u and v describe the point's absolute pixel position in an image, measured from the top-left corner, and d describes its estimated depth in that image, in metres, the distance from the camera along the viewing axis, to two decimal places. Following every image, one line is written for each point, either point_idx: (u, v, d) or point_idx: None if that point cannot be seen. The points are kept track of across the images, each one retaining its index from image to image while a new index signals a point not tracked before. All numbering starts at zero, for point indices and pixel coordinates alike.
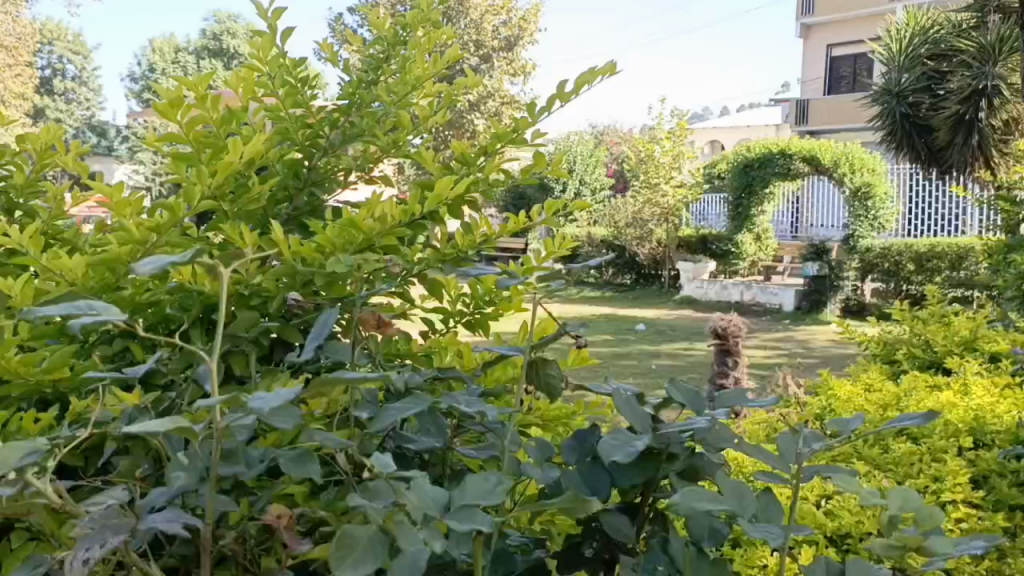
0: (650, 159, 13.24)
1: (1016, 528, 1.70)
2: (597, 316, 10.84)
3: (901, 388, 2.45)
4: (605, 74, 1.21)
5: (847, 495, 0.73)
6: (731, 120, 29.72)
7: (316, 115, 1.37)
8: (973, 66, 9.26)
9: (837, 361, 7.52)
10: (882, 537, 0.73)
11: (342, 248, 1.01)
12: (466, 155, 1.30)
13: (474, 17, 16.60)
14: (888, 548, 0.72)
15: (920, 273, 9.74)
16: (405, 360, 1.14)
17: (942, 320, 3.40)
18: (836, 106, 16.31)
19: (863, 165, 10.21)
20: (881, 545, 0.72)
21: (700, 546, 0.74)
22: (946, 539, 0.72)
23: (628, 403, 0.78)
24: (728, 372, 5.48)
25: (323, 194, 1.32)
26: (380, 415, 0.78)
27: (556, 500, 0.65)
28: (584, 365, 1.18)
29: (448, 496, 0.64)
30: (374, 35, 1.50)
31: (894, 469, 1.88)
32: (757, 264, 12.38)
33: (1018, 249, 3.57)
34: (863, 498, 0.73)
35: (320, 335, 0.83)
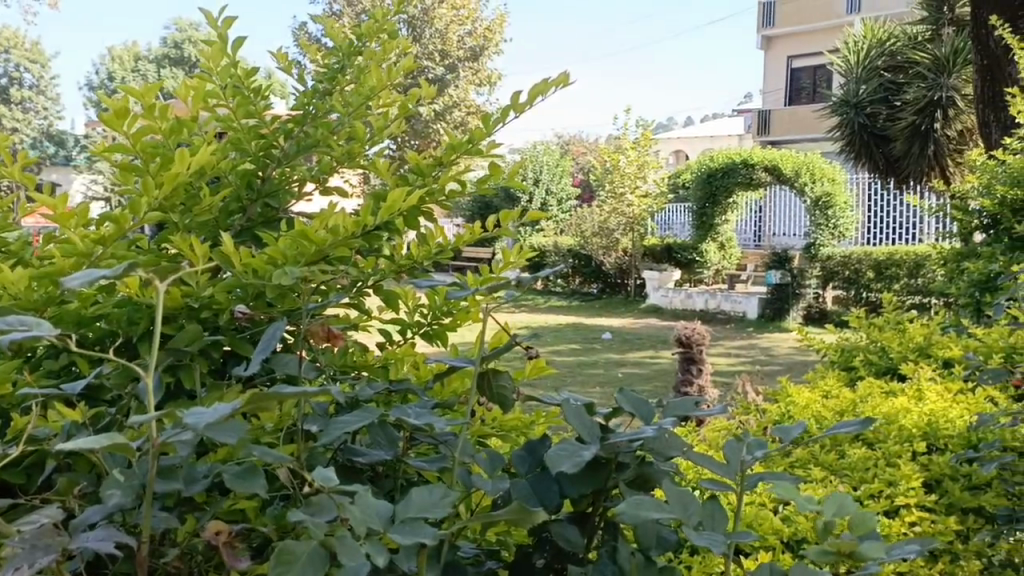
0: (615, 169, 13.19)
1: (968, 531, 1.74)
2: (563, 325, 10.84)
3: (858, 394, 2.49)
4: (557, 85, 1.22)
5: (786, 503, 0.73)
6: (695, 129, 30.05)
7: (269, 126, 1.36)
8: (929, 78, 9.89)
9: (800, 367, 7.66)
10: (820, 545, 0.74)
11: (294, 259, 1.00)
12: (421, 165, 1.30)
13: (439, 27, 16.60)
14: (822, 555, 0.73)
15: (879, 280, 9.91)
16: (360, 372, 1.13)
17: (897, 326, 3.47)
18: (796, 117, 16.57)
19: (823, 174, 10.39)
20: (815, 552, 0.73)
21: (649, 555, 0.76)
22: (882, 543, 0.73)
23: (576, 413, 0.78)
24: (692, 379, 5.53)
25: (278, 205, 1.31)
26: (328, 428, 0.78)
27: (502, 511, 0.66)
28: (543, 374, 1.17)
29: (393, 509, 0.64)
30: (330, 47, 1.52)
31: (849, 474, 1.90)
32: (722, 272, 12.60)
33: (970, 257, 3.66)
34: (798, 505, 0.74)
35: (267, 348, 0.83)
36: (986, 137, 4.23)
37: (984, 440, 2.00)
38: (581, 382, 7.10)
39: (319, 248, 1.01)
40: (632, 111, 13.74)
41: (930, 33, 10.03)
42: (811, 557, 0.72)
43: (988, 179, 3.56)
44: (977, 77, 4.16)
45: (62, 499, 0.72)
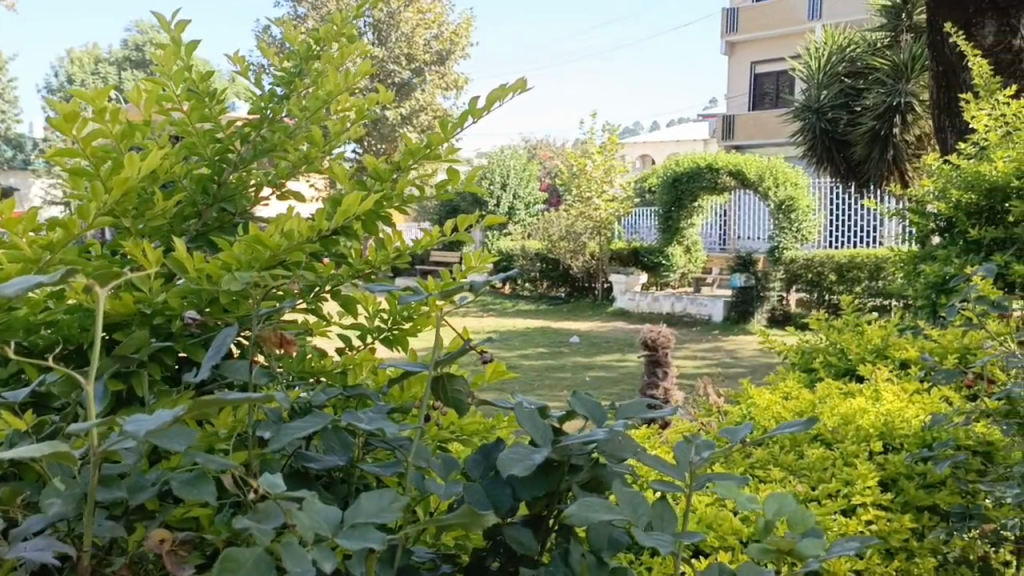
0: (582, 173, 13.32)
1: (922, 529, 1.78)
2: (532, 330, 10.83)
3: (816, 396, 2.52)
4: (515, 90, 1.23)
5: (730, 501, 0.75)
6: (660, 133, 30.30)
7: (225, 129, 1.35)
8: (888, 83, 10.06)
9: (765, 369, 7.75)
10: (762, 543, 0.76)
11: (248, 265, 0.98)
12: (379, 169, 1.29)
13: (405, 31, 16.57)
14: (764, 554, 0.74)
15: (842, 283, 10.08)
16: (319, 377, 1.13)
17: (856, 327, 3.51)
18: (758, 121, 16.77)
19: (786, 179, 10.47)
20: (758, 550, 0.74)
21: (600, 556, 0.77)
22: (820, 539, 0.75)
23: (528, 416, 0.79)
24: (658, 382, 5.56)
25: (233, 210, 1.30)
26: (279, 434, 0.78)
27: (451, 515, 0.67)
28: (502, 377, 1.17)
29: (342, 515, 0.64)
30: (287, 51, 1.52)
31: (808, 474, 1.92)
32: (687, 276, 12.70)
33: (927, 260, 3.72)
34: (741, 504, 0.76)
35: (218, 353, 0.83)
36: (942, 142, 4.31)
37: (938, 439, 2.04)
38: (549, 385, 7.09)
39: (274, 252, 0.99)
40: (599, 115, 13.81)
41: (888, 39, 10.22)
42: (753, 556, 0.74)
43: (944, 183, 3.62)
44: (933, 82, 4.24)
45: (7, 509, 0.71)
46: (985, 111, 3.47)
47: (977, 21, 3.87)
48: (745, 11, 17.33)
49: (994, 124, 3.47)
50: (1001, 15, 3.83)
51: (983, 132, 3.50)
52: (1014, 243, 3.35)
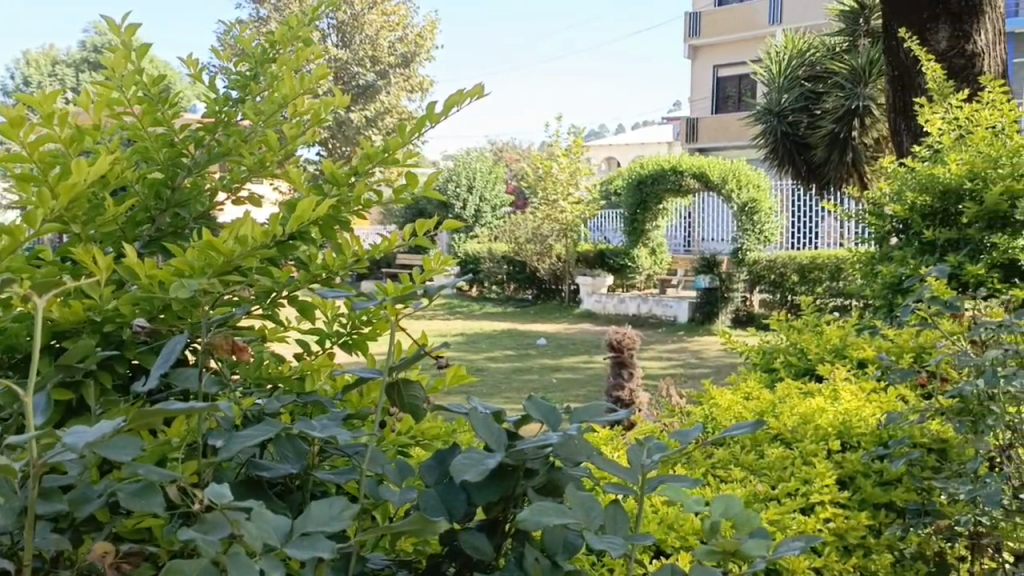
0: (548, 176, 13.35)
1: (879, 525, 1.81)
2: (499, 332, 10.83)
3: (776, 396, 2.55)
4: (472, 96, 1.23)
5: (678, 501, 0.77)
6: (625, 136, 30.54)
7: (179, 133, 1.33)
8: (847, 87, 10.32)
9: (729, 370, 7.84)
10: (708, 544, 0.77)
11: (201, 270, 0.96)
12: (336, 173, 1.28)
13: (369, 33, 16.51)
14: (710, 554, 0.75)
15: (803, 284, 10.25)
16: (276, 383, 1.12)
17: (815, 327, 3.56)
18: (721, 124, 16.97)
19: (749, 181, 10.46)
20: (704, 551, 0.75)
21: (554, 560, 0.78)
22: (766, 541, 0.77)
23: (483, 421, 0.78)
24: (624, 384, 5.57)
25: (188, 214, 1.28)
26: (228, 443, 0.77)
27: (402, 522, 0.67)
28: (463, 382, 1.16)
29: (291, 523, 0.64)
30: (241, 55, 1.50)
31: (768, 473, 1.93)
32: (653, 277, 12.83)
33: (883, 261, 3.75)
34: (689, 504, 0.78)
35: (167, 363, 0.81)
36: (898, 146, 4.37)
37: (894, 437, 2.08)
38: (516, 387, 7.10)
39: (228, 259, 0.96)
40: (564, 118, 13.86)
41: (847, 44, 10.77)
42: (701, 557, 0.74)
43: (899, 185, 3.67)
44: (889, 86, 4.32)
45: None
46: (939, 114, 3.55)
47: (931, 26, 3.95)
48: (707, 15, 17.50)
49: (948, 127, 3.55)
50: (954, 20, 3.90)
51: (936, 135, 3.58)
52: (968, 244, 3.43)
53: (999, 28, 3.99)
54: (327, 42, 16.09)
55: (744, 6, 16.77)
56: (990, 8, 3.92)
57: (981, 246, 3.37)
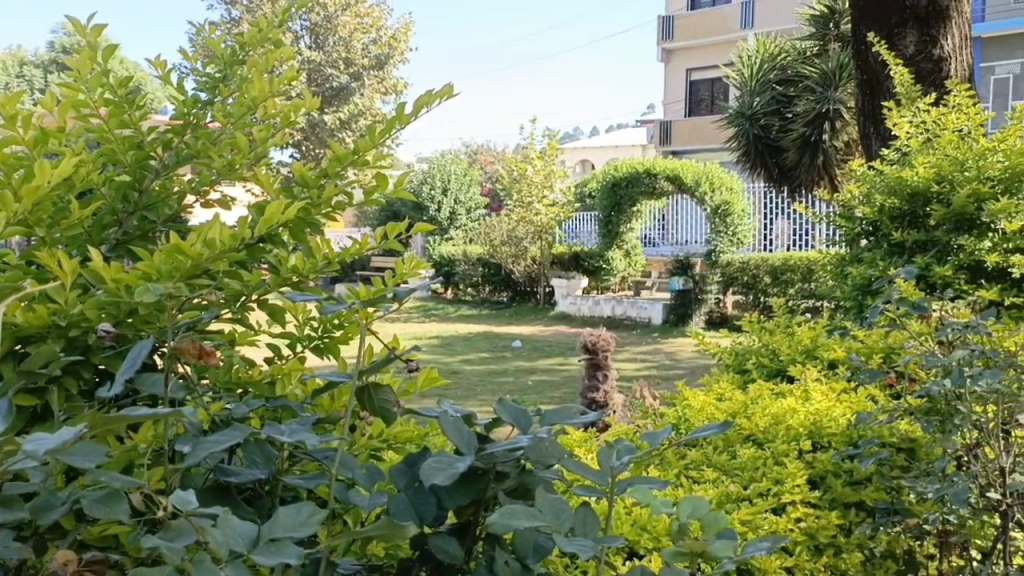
0: (523, 178, 13.29)
1: (850, 524, 1.84)
2: (474, 334, 10.82)
3: (748, 397, 2.57)
4: (442, 96, 1.22)
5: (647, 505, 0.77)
6: (599, 139, 30.69)
7: (145, 135, 1.32)
8: (817, 91, 10.50)
9: (704, 371, 7.89)
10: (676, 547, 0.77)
11: (168, 274, 0.94)
12: (306, 175, 1.27)
13: (342, 35, 16.44)
14: (677, 555, 0.75)
15: (776, 286, 10.33)
16: (246, 389, 1.11)
17: (786, 328, 3.59)
18: (694, 127, 17.10)
19: (722, 183, 10.52)
20: (671, 552, 0.75)
21: (525, 563, 0.78)
22: (733, 542, 0.77)
23: (453, 424, 0.78)
24: (598, 386, 5.56)
25: (155, 218, 1.27)
26: (195, 449, 0.76)
27: (371, 527, 0.66)
28: (435, 385, 1.15)
29: (258, 530, 0.63)
30: (210, 56, 1.49)
31: (740, 473, 1.94)
32: (627, 279, 12.89)
33: (853, 262, 3.79)
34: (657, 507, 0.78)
35: (132, 367, 0.80)
36: (866, 149, 4.43)
37: (863, 437, 2.11)
38: (491, 390, 7.08)
39: (196, 261, 0.95)
40: (538, 121, 13.86)
41: (817, 49, 11.03)
42: (669, 559, 0.74)
43: (868, 187, 3.70)
44: (858, 90, 4.37)
45: None
46: (906, 118, 3.60)
47: (898, 31, 4.01)
48: (680, 19, 17.61)
49: (915, 131, 3.60)
50: (921, 24, 3.96)
51: (905, 138, 3.63)
52: (935, 246, 3.48)
53: (965, 32, 4.05)
54: (300, 44, 15.98)
55: (716, 11, 16.90)
56: (956, 13, 3.98)
57: (948, 248, 3.43)
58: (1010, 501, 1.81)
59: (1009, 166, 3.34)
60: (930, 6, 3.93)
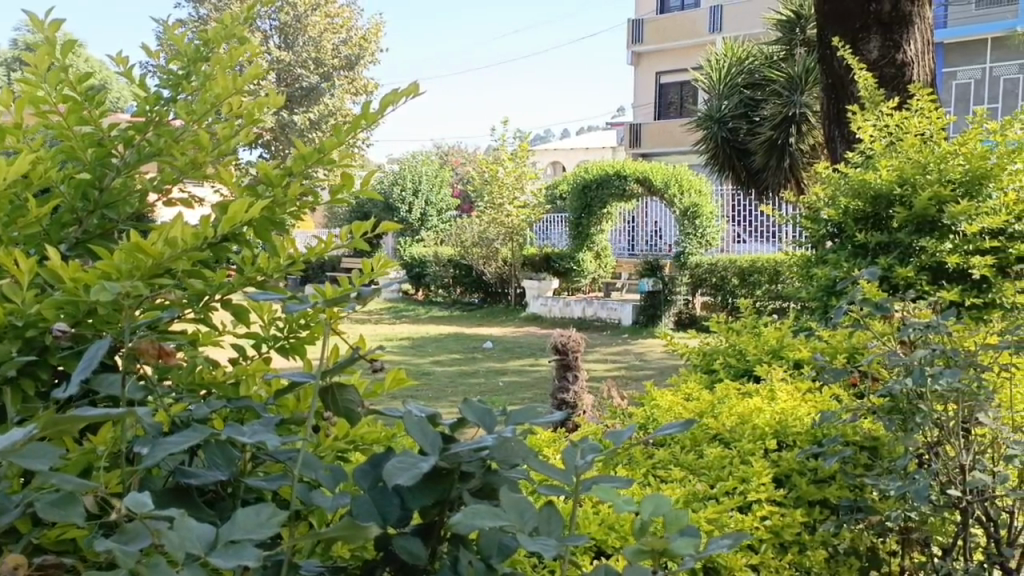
0: (494, 179, 13.29)
1: (813, 522, 1.87)
2: (444, 335, 10.81)
3: (715, 396, 2.59)
4: (407, 95, 1.22)
5: (608, 504, 0.78)
6: (571, 141, 30.88)
7: (106, 134, 1.30)
8: (784, 95, 10.65)
9: (672, 371, 7.95)
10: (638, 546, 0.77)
11: (128, 273, 0.92)
12: (270, 174, 1.26)
13: (312, 35, 16.37)
14: (638, 553, 0.75)
15: (743, 287, 10.29)
16: (209, 390, 1.10)
17: (753, 329, 3.61)
18: (664, 130, 17.23)
19: (691, 186, 10.60)
20: (633, 551, 0.75)
21: (489, 563, 0.78)
22: (693, 541, 0.78)
23: (418, 425, 0.78)
24: (568, 388, 5.56)
25: (116, 216, 1.25)
26: (153, 450, 0.74)
27: (332, 529, 0.66)
28: (403, 386, 1.14)
29: (217, 532, 0.63)
30: (174, 53, 1.47)
31: (707, 472, 1.95)
32: (598, 280, 12.95)
33: (818, 263, 3.82)
34: (620, 506, 0.79)
35: (88, 368, 0.79)
36: (832, 152, 4.46)
37: (828, 435, 2.13)
38: (464, 390, 7.11)
39: (156, 262, 0.93)
40: (509, 123, 13.87)
41: (783, 53, 11.19)
42: (631, 557, 0.74)
43: (832, 190, 3.74)
44: (823, 94, 4.44)
45: None
46: (870, 122, 3.65)
47: (862, 36, 4.08)
48: (650, 22, 17.73)
49: (879, 134, 3.65)
50: (884, 29, 4.03)
51: (868, 141, 3.67)
52: (898, 248, 3.54)
53: (927, 38, 4.12)
54: (269, 43, 15.86)
55: (685, 15, 17.04)
56: (918, 19, 4.05)
57: (911, 249, 3.49)
58: (970, 498, 1.85)
59: (970, 169, 3.40)
60: (893, 11, 4.00)
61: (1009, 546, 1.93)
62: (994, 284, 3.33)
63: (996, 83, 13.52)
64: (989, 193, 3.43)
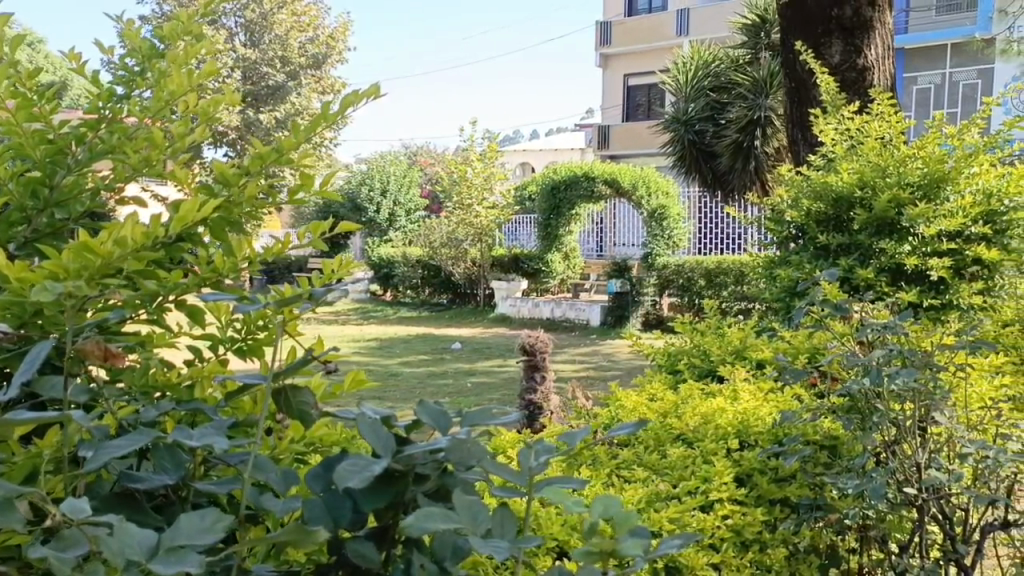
0: (463, 180, 13.27)
1: (774, 521, 1.88)
2: (413, 336, 10.77)
3: (678, 396, 2.60)
4: (368, 95, 1.21)
5: (560, 504, 0.78)
6: (541, 142, 30.95)
7: (57, 130, 1.27)
8: (750, 98, 10.79)
9: (640, 371, 7.99)
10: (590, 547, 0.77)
11: (76, 274, 0.89)
12: (226, 173, 1.22)
13: (279, 33, 16.22)
14: (587, 555, 0.75)
15: (710, 288, 10.34)
16: (162, 392, 1.07)
17: (717, 330, 3.62)
18: (631, 132, 17.34)
19: (658, 188, 10.69)
20: (582, 553, 0.74)
21: (442, 566, 0.79)
22: (643, 539, 0.78)
23: (371, 427, 0.77)
24: (536, 388, 5.54)
25: (66, 215, 1.22)
26: (97, 454, 0.72)
27: (278, 532, 0.66)
28: (362, 387, 1.12)
29: (158, 538, 0.61)
30: (127, 49, 1.44)
31: (670, 472, 1.95)
32: (566, 281, 12.97)
33: (782, 264, 3.83)
34: (569, 508, 0.79)
35: (30, 369, 0.77)
36: (795, 154, 4.51)
37: (788, 434, 2.16)
38: (435, 391, 7.09)
39: (106, 261, 0.91)
40: (478, 123, 13.87)
41: (748, 57, 11.30)
42: (583, 558, 0.74)
43: (795, 192, 3.77)
44: (787, 98, 4.48)
45: None
46: (831, 125, 3.70)
47: (825, 41, 4.13)
48: (618, 24, 17.83)
49: (840, 137, 3.69)
50: (846, 34, 4.08)
51: (831, 144, 3.71)
52: (858, 250, 3.59)
53: (887, 44, 4.18)
54: (234, 40, 15.67)
55: (653, 18, 17.16)
56: (879, 24, 4.12)
57: (871, 251, 3.55)
58: (926, 495, 1.88)
59: (928, 173, 3.46)
60: (854, 17, 4.07)
61: (965, 543, 1.97)
62: (952, 286, 3.39)
63: (955, 88, 13.78)
64: (946, 196, 3.48)
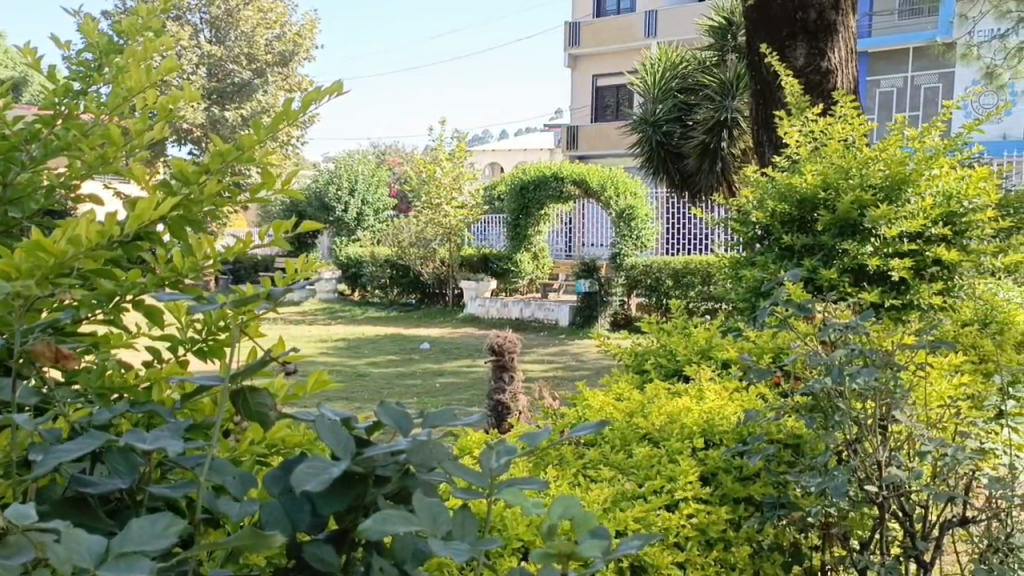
0: (432, 180, 13.12)
1: (738, 519, 1.90)
2: (381, 337, 10.70)
3: (644, 396, 2.60)
4: (330, 93, 1.20)
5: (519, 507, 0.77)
6: (511, 142, 30.97)
7: (11, 127, 1.24)
8: (716, 100, 10.90)
9: (608, 371, 8.01)
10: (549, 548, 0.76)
11: (29, 273, 0.87)
12: (185, 170, 1.19)
13: (245, 30, 16.03)
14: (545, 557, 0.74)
15: (677, 288, 10.41)
16: (120, 394, 1.05)
17: (683, 330, 3.65)
18: (600, 132, 17.42)
19: (626, 189, 10.73)
20: (542, 554, 0.73)
21: (402, 568, 0.78)
22: (600, 540, 0.77)
23: (330, 428, 0.76)
24: (504, 388, 5.52)
25: (20, 213, 1.19)
26: (46, 457, 0.71)
27: (232, 537, 0.64)
28: (325, 389, 1.10)
29: (108, 543, 0.60)
30: (86, 44, 1.41)
31: (636, 472, 1.96)
32: (535, 281, 12.97)
33: (746, 265, 3.86)
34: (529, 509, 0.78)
35: None
36: (760, 155, 4.55)
37: (752, 433, 2.17)
38: (404, 392, 7.04)
39: (60, 260, 0.88)
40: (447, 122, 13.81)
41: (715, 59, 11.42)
42: (541, 560, 0.73)
43: (760, 193, 3.81)
44: (753, 100, 4.53)
45: None
46: (795, 127, 3.75)
47: (789, 43, 4.17)
48: (587, 25, 17.90)
49: (804, 139, 3.75)
50: (810, 37, 4.13)
51: (794, 146, 3.77)
52: (822, 250, 3.62)
53: (850, 47, 4.24)
54: (199, 36, 15.48)
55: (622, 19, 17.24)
56: (842, 27, 4.17)
57: (834, 251, 3.59)
58: (886, 492, 1.89)
59: (889, 175, 3.52)
60: (819, 20, 4.12)
61: (924, 540, 1.99)
62: (913, 286, 3.44)
63: (917, 91, 14.04)
64: (907, 198, 3.54)
